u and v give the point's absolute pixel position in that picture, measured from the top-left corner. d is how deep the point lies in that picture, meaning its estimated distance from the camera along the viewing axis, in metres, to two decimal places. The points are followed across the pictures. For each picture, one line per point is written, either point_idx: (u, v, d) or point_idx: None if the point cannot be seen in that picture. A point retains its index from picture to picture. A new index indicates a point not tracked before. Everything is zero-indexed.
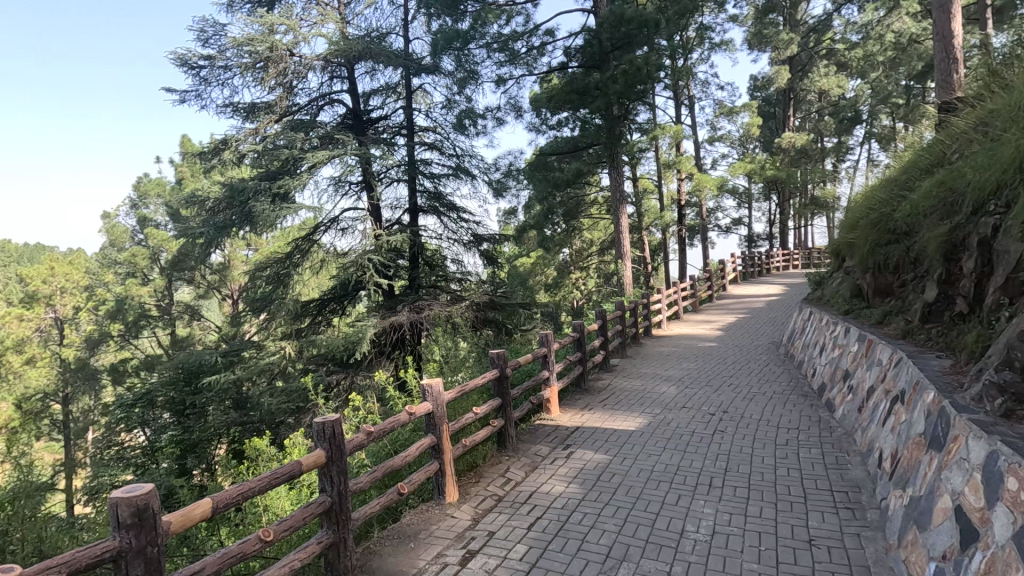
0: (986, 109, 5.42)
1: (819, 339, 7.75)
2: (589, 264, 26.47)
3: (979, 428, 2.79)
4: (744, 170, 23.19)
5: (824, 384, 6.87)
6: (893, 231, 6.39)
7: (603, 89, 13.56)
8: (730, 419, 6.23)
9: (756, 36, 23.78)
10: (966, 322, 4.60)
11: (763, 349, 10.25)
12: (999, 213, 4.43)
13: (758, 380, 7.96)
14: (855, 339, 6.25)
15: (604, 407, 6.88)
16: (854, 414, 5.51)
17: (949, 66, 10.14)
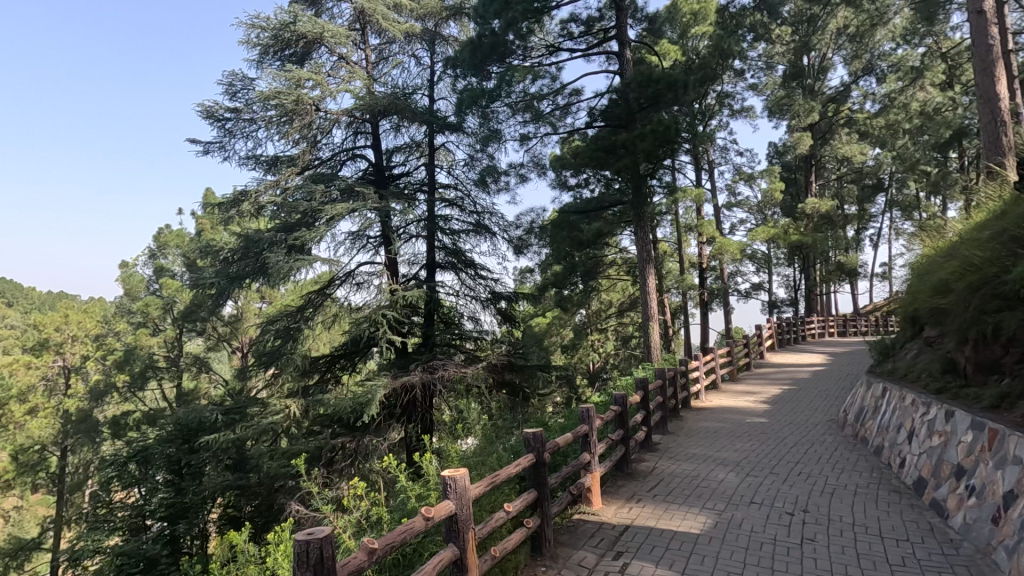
0: None
1: (904, 422, 6.61)
2: (608, 325, 25.40)
3: None
4: (766, 235, 22.45)
5: (923, 480, 5.69)
6: (1005, 297, 5.47)
7: (630, 147, 12.97)
8: (817, 524, 5.04)
9: (776, 105, 23.61)
10: None
11: (824, 429, 9.01)
12: None
13: (831, 469, 6.76)
14: (964, 426, 5.14)
15: (654, 500, 5.76)
16: (987, 527, 4.33)
17: (997, 130, 9.37)
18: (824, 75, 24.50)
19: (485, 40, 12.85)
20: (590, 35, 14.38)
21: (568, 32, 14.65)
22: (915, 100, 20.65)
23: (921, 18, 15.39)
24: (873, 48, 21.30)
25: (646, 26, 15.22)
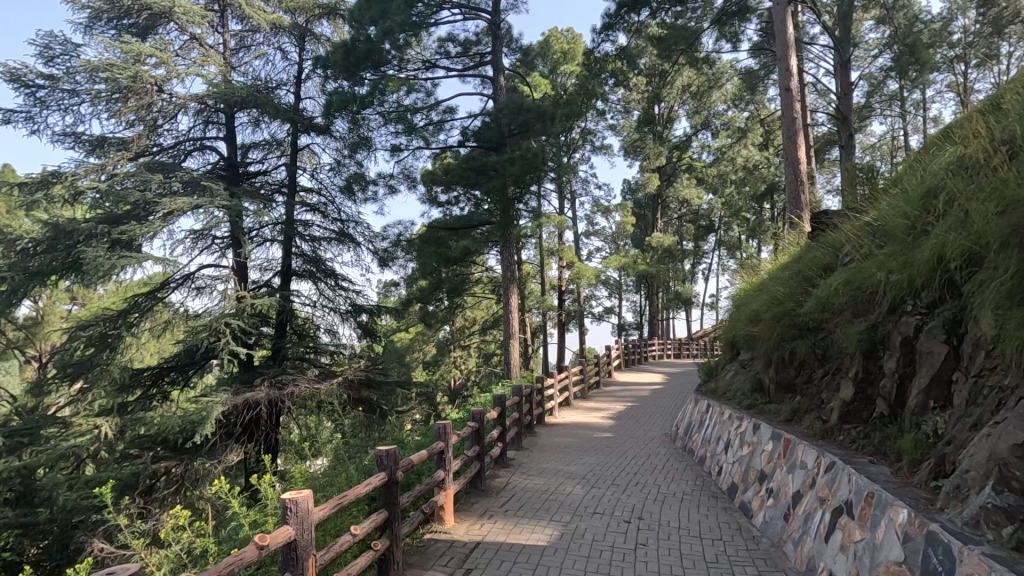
0: (877, 218, 5.76)
1: (722, 434, 7.52)
2: (471, 342, 25.61)
3: (1004, 567, 2.35)
4: (618, 263, 24.42)
5: (734, 484, 6.51)
6: (798, 327, 6.51)
7: (499, 170, 13.38)
8: (649, 529, 5.51)
9: (631, 146, 25.97)
10: (891, 425, 4.42)
11: (659, 442, 9.92)
12: (921, 313, 4.43)
13: (664, 479, 7.44)
14: (767, 436, 5.98)
15: (506, 515, 5.87)
16: (781, 523, 5.07)
17: (797, 188, 11.25)
18: (671, 125, 27.52)
19: (359, 45, 12.49)
20: (466, 57, 14.70)
21: (445, 51, 14.81)
22: (740, 156, 24.08)
23: (745, 87, 18.03)
24: (709, 108, 24.45)
25: (519, 57, 15.90)
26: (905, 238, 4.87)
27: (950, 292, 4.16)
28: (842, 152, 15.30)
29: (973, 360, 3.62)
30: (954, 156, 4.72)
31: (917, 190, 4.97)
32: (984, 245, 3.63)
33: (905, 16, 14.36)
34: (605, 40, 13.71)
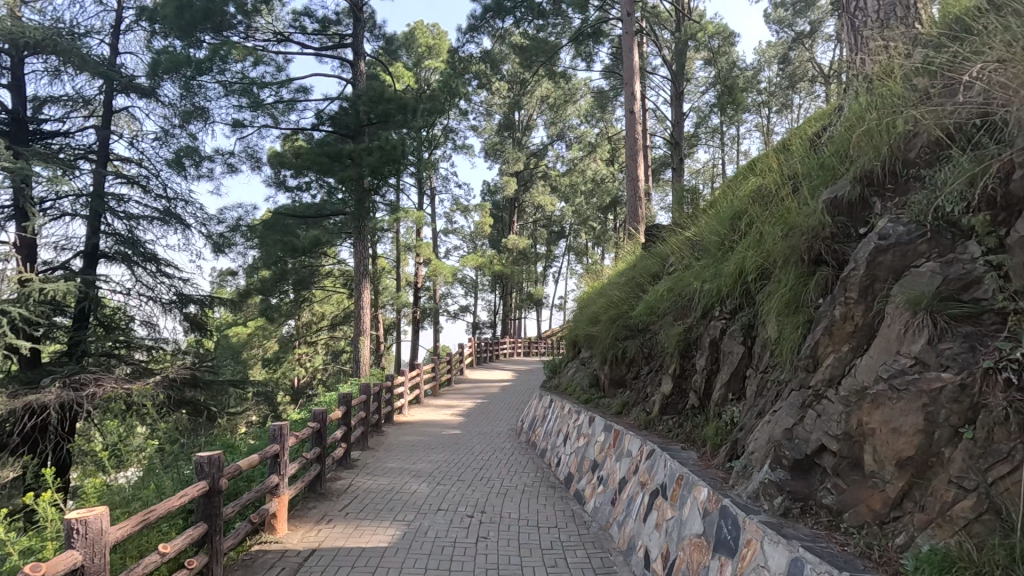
0: (696, 234, 6.58)
1: (562, 427, 8.02)
2: (319, 339, 24.11)
3: (774, 531, 2.82)
4: (474, 263, 24.77)
5: (571, 474, 6.97)
6: (630, 328, 7.19)
7: (355, 159, 12.79)
8: (491, 522, 5.67)
9: (491, 149, 26.50)
10: (699, 415, 5.06)
11: (505, 437, 10.26)
12: (725, 318, 5.14)
13: (507, 472, 7.72)
14: (600, 428, 6.51)
15: (346, 518, 5.62)
16: (608, 507, 5.54)
17: (636, 203, 12.41)
18: (529, 132, 28.60)
19: (197, 3, 11.09)
20: (324, 36, 13.84)
21: (300, 25, 13.78)
22: (590, 168, 25.90)
23: (597, 105, 19.42)
24: (564, 120, 25.91)
25: (382, 44, 15.37)
26: (716, 253, 5.63)
27: (747, 300, 4.90)
28: (674, 174, 17.21)
29: (762, 358, 4.29)
30: (756, 185, 5.55)
31: (727, 212, 5.77)
32: (772, 262, 4.32)
33: (727, 61, 16.60)
34: (470, 41, 13.83)
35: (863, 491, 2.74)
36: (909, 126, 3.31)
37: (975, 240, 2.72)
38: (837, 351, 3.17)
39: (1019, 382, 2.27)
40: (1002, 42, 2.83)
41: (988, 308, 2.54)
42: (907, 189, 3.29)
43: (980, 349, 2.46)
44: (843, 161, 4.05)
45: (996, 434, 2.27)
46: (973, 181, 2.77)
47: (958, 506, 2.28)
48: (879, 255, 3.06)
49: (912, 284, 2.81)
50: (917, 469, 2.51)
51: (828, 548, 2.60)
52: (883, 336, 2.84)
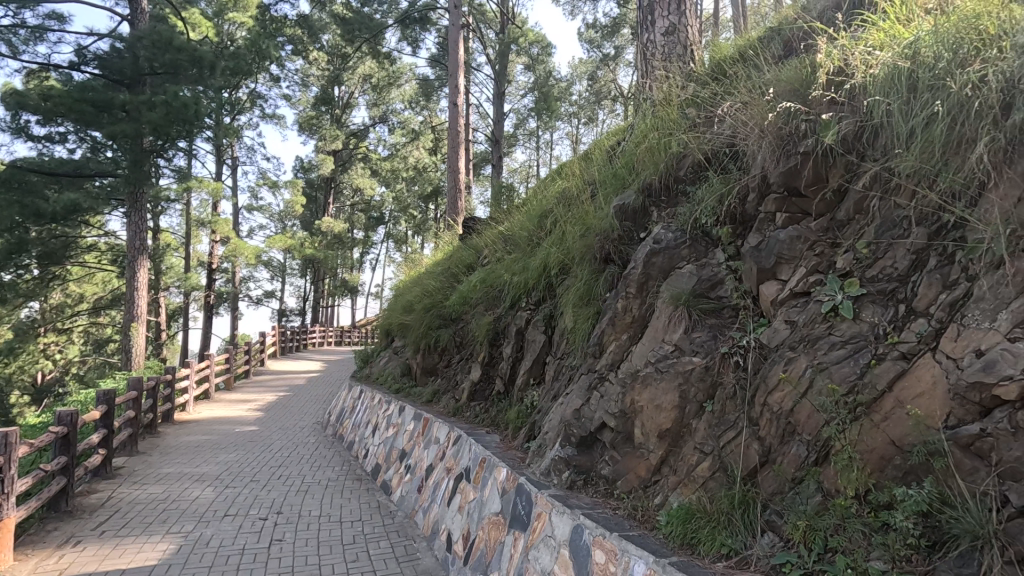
0: (508, 229, 6.91)
1: (371, 418, 7.81)
2: (75, 325, 19.88)
3: (561, 503, 3.10)
4: (282, 245, 22.71)
5: (378, 466, 6.82)
6: (443, 317, 7.28)
7: (132, 112, 10.75)
8: (287, 523, 5.27)
9: (305, 123, 24.47)
10: (504, 400, 5.34)
11: (309, 431, 9.64)
12: (529, 308, 5.50)
13: (309, 468, 7.26)
14: (410, 417, 6.48)
15: (101, 537, 4.73)
16: (414, 495, 5.55)
17: (456, 194, 12.57)
18: (349, 110, 27.07)
19: None
20: None
21: None
22: (412, 156, 25.58)
23: (421, 92, 19.20)
24: (387, 103, 25.09)
25: None
26: (525, 248, 5.98)
27: (549, 293, 5.29)
28: (493, 171, 17.85)
29: (559, 346, 4.67)
30: (561, 188, 6.03)
31: (536, 211, 6.17)
32: (571, 259, 4.73)
33: (544, 69, 17.71)
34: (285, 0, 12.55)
35: (632, 460, 3.15)
36: (680, 148, 3.87)
37: (721, 248, 3.29)
38: (619, 339, 3.60)
39: (743, 364, 2.82)
40: (745, 88, 3.45)
41: (727, 304, 3.09)
42: (676, 201, 3.86)
43: (719, 337, 3.00)
44: (630, 172, 4.59)
45: (728, 406, 2.79)
46: (721, 199, 3.35)
47: (699, 466, 2.75)
48: (654, 257, 3.54)
49: (676, 282, 3.31)
50: (672, 439, 2.97)
51: (604, 513, 2.94)
52: (653, 326, 3.30)
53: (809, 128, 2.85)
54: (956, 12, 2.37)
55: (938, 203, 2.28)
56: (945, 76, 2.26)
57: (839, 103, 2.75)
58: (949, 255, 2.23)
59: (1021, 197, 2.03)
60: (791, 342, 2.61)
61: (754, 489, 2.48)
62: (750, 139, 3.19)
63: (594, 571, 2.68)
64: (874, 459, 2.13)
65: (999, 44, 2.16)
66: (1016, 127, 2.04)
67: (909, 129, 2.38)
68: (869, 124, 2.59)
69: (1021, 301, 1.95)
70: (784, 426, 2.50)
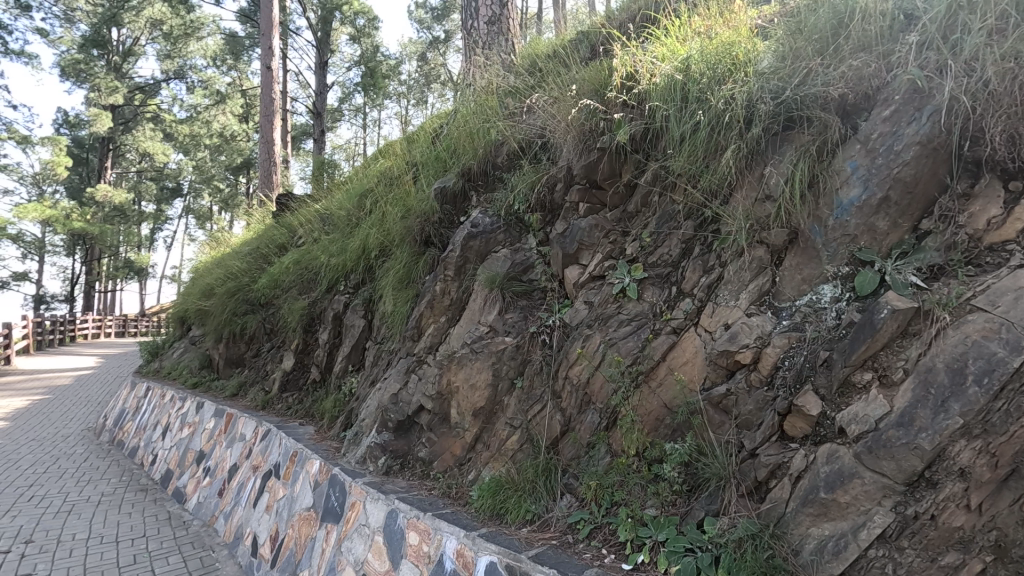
0: (326, 208, 6.48)
1: (160, 418, 6.80)
2: None
3: (375, 490, 3.03)
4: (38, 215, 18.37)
5: (169, 472, 5.98)
6: (251, 302, 6.61)
7: None
8: (40, 553, 4.35)
9: (69, 68, 19.69)
10: (320, 388, 5.04)
11: (75, 440, 8.02)
12: (348, 293, 5.25)
13: (74, 483, 6.07)
14: (209, 414, 5.78)
15: None
16: (213, 499, 4.98)
17: (270, 167, 11.44)
18: (133, 60, 22.71)
19: None
20: None
21: None
22: (217, 121, 22.44)
23: (228, 50, 16.90)
24: (184, 57, 21.52)
25: None
26: (344, 228, 5.67)
27: (369, 275, 5.10)
28: (314, 145, 16.56)
29: (378, 331, 4.54)
30: (384, 167, 5.84)
31: (357, 190, 5.89)
32: (391, 241, 4.60)
33: (370, 44, 16.91)
34: None
35: (448, 440, 3.20)
36: (497, 135, 3.99)
37: (532, 235, 3.48)
38: (436, 322, 3.62)
39: (549, 342, 3.03)
40: (555, 84, 3.67)
41: (536, 286, 3.29)
42: (493, 187, 3.98)
43: (529, 318, 3.19)
44: (451, 155, 4.62)
45: (535, 381, 2.98)
46: (533, 187, 3.53)
47: (509, 441, 2.90)
48: (471, 240, 3.62)
49: (492, 265, 3.42)
50: (485, 416, 3.08)
51: (418, 495, 2.95)
52: (470, 308, 3.39)
53: (606, 126, 3.14)
54: (717, 38, 2.79)
55: (701, 200, 2.68)
56: (706, 91, 2.65)
57: (630, 106, 3.07)
58: (708, 245, 2.64)
59: (756, 198, 2.48)
60: (588, 321, 2.86)
61: (556, 456, 2.70)
62: (558, 133, 3.41)
63: (408, 553, 2.67)
64: (650, 420, 2.46)
65: (745, 69, 2.59)
66: (755, 140, 2.49)
67: (680, 134, 2.75)
68: (652, 127, 2.93)
69: (756, 283, 2.40)
70: (582, 397, 2.74)
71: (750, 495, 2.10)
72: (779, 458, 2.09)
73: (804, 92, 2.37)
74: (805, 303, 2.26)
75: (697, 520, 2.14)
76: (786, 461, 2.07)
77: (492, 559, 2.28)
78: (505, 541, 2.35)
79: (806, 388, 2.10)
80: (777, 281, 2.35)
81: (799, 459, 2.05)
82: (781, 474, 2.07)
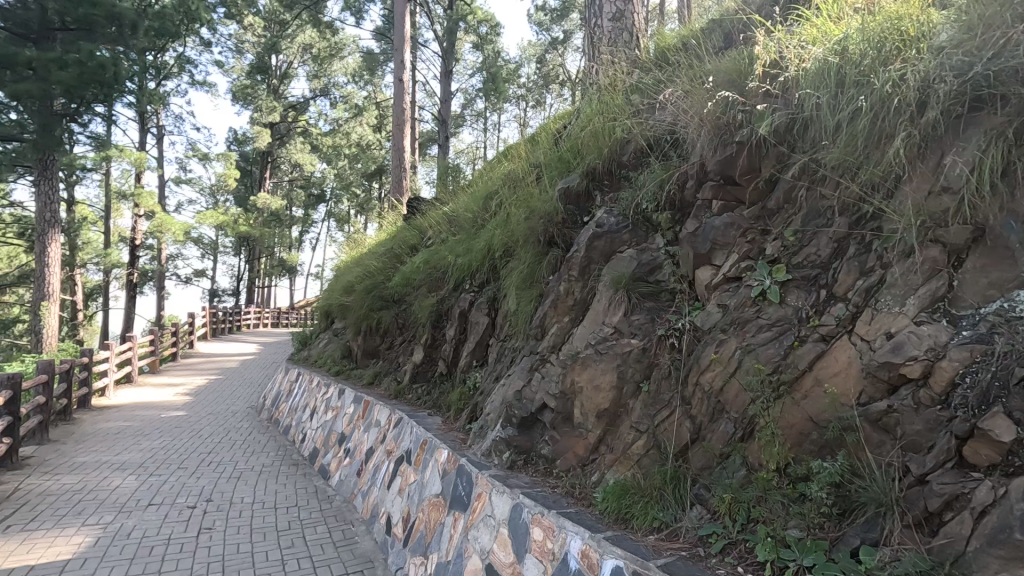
0: (453, 210, 6.81)
1: (309, 402, 7.59)
2: None
3: (501, 483, 3.12)
4: (214, 221, 21.45)
5: (316, 450, 6.65)
6: (385, 298, 7.13)
7: (40, 72, 9.68)
8: (217, 511, 5.08)
9: (239, 92, 22.68)
10: (446, 381, 5.31)
11: (241, 417, 9.23)
12: (473, 291, 5.48)
13: (242, 454, 7.00)
14: (350, 400, 6.34)
15: (7, 533, 4.50)
16: (353, 478, 5.46)
17: (401, 174, 12.28)
18: (288, 81, 25.60)
19: None
20: None
21: None
22: (355, 132, 24.61)
23: (365, 66, 18.41)
24: (329, 76, 23.81)
25: None
26: (469, 229, 5.91)
27: (493, 275, 5.27)
28: (439, 150, 17.44)
29: (502, 329, 4.69)
30: (507, 170, 5.99)
31: (481, 193, 6.11)
32: (514, 242, 4.71)
33: (492, 49, 17.47)
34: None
35: (571, 440, 3.21)
36: (623, 134, 3.91)
37: (660, 234, 3.37)
38: (560, 321, 3.65)
39: (679, 345, 2.92)
40: (687, 76, 3.52)
41: (664, 287, 3.19)
42: (619, 186, 3.92)
43: (657, 320, 3.10)
44: (575, 155, 4.62)
45: (663, 386, 2.89)
46: (662, 185, 3.42)
47: (634, 445, 2.83)
48: (596, 240, 3.60)
49: (617, 266, 3.37)
50: (610, 418, 3.05)
51: (542, 491, 2.99)
52: (594, 309, 3.37)
53: (745, 119, 2.95)
54: (881, 12, 2.51)
55: (858, 194, 2.43)
56: (868, 73, 2.38)
57: (774, 95, 2.86)
58: (867, 244, 2.38)
59: (930, 190, 2.19)
60: (722, 325, 2.71)
61: (685, 464, 2.60)
62: (691, 128, 3.27)
63: (532, 548, 2.73)
64: (793, 434, 2.27)
65: (917, 45, 2.29)
66: (930, 124, 2.19)
67: (835, 122, 2.51)
68: (800, 117, 2.70)
69: (928, 287, 2.11)
70: (714, 405, 2.61)
71: (919, 526, 1.85)
72: (957, 488, 1.82)
73: (999, 65, 2.03)
74: (993, 312, 1.95)
75: (852, 548, 1.93)
76: (967, 492, 1.80)
77: (617, 563, 2.25)
78: (631, 547, 2.31)
79: (996, 409, 1.81)
80: (955, 285, 2.05)
81: (984, 491, 1.77)
82: (960, 506, 1.80)
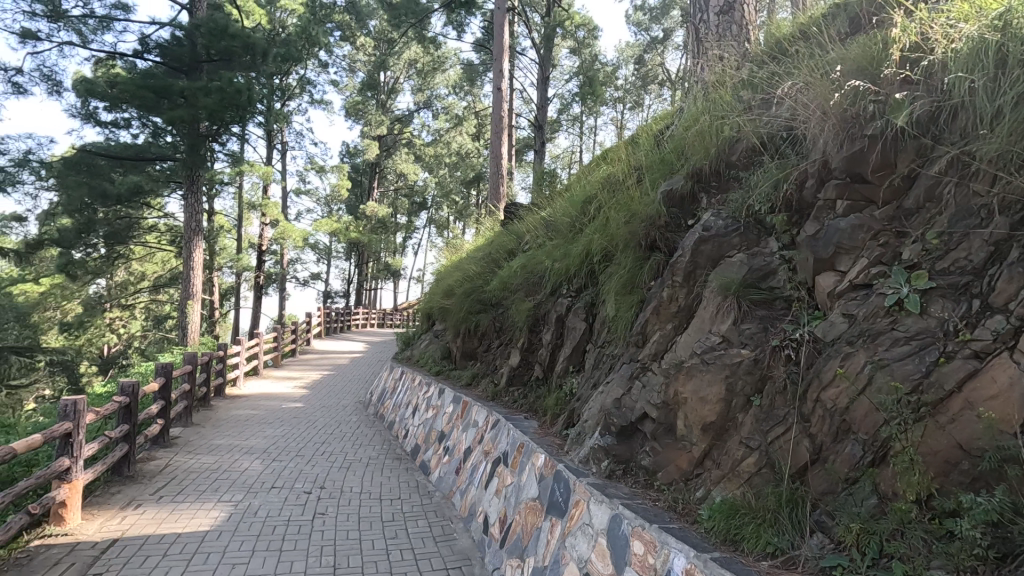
0: (550, 215, 6.83)
1: (411, 399, 7.95)
2: (136, 302, 21.05)
3: (599, 492, 3.06)
4: (328, 228, 23.22)
5: (417, 446, 6.95)
6: (484, 302, 7.31)
7: (188, 98, 11.04)
8: (330, 498, 5.46)
9: (352, 108, 24.43)
10: (542, 386, 5.32)
11: (350, 410, 9.88)
12: (571, 296, 5.45)
13: (351, 445, 7.48)
14: (449, 400, 6.54)
15: (159, 502, 5.16)
16: (452, 476, 5.63)
17: (498, 180, 12.53)
18: (394, 96, 27.15)
19: None
20: None
21: None
22: (455, 141, 25.54)
23: (466, 77, 19.07)
24: (431, 88, 24.94)
25: None
26: (567, 234, 5.89)
27: (591, 279, 5.21)
28: (536, 156, 17.60)
29: (599, 334, 4.61)
30: (606, 173, 5.91)
31: (579, 197, 6.07)
32: (613, 246, 4.63)
33: (589, 53, 17.38)
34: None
35: (673, 452, 3.08)
36: (734, 132, 3.70)
37: (775, 237, 3.15)
38: (662, 329, 3.52)
39: (797, 358, 2.70)
40: (808, 67, 3.25)
41: (779, 294, 2.97)
42: (728, 187, 3.72)
43: (770, 330, 2.89)
44: (679, 156, 4.44)
45: (777, 400, 2.68)
46: (778, 185, 3.19)
47: (745, 462, 2.66)
48: (702, 244, 3.43)
49: (726, 271, 3.19)
50: (716, 432, 2.89)
51: (642, 504, 2.89)
52: (700, 316, 3.21)
53: (878, 109, 2.67)
54: None
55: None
56: None
57: (914, 82, 2.57)
58: None
59: None
60: (849, 337, 2.47)
61: (803, 487, 2.39)
62: (812, 122, 3.03)
63: (632, 562, 2.64)
64: (937, 462, 2.01)
65: None
66: None
67: (994, 109, 2.20)
68: (948, 104, 2.40)
69: None
70: (839, 424, 2.38)
71: None
72: None
73: None
74: None
75: None
76: None
77: None
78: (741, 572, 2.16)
79: None
80: None
81: None
82: None
